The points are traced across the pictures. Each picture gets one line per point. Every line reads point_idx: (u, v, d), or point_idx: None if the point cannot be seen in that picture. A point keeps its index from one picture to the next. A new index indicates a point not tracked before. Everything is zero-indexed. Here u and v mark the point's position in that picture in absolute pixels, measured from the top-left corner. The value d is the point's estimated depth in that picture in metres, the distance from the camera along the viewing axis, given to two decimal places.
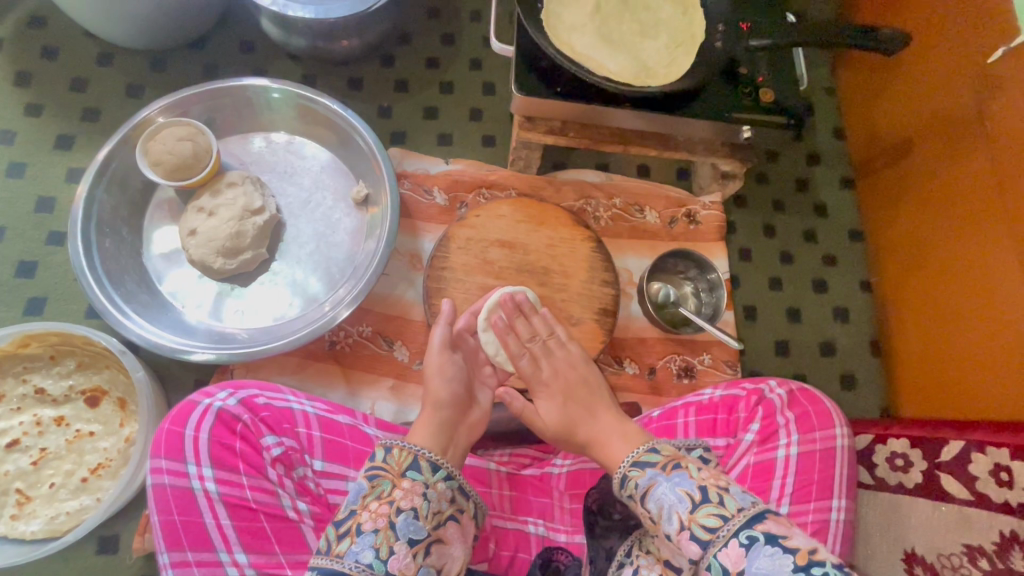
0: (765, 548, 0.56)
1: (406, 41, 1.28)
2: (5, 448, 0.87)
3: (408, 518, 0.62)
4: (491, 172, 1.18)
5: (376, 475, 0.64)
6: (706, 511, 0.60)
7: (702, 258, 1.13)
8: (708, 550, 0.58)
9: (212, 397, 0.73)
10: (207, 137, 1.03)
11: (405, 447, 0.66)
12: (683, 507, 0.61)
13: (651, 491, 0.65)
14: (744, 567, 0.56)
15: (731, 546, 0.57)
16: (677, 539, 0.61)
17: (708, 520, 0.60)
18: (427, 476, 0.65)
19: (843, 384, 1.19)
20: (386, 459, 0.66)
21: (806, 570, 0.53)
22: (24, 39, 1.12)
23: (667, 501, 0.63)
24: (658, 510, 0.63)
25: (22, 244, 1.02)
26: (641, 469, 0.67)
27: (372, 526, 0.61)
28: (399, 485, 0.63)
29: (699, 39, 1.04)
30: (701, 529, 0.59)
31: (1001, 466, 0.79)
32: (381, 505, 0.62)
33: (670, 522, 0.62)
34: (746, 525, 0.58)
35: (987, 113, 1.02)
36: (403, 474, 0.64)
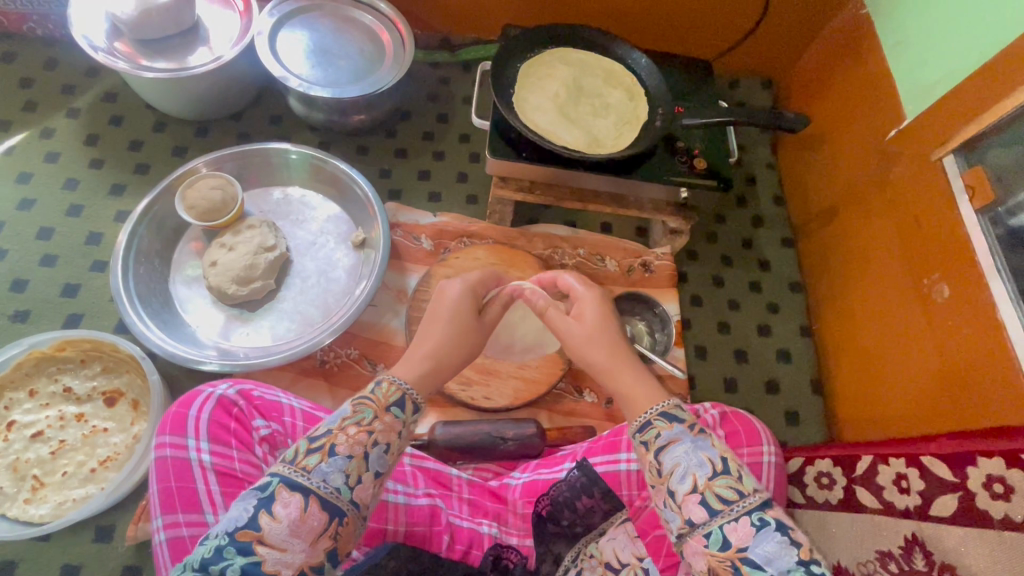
0: (774, 534, 0.65)
1: (407, 118, 1.54)
2: (30, 438, 1.00)
3: (382, 451, 0.73)
4: (471, 224, 1.38)
5: (362, 404, 0.75)
6: (723, 483, 0.69)
7: (649, 297, 1.31)
8: (716, 518, 0.68)
9: (215, 387, 0.87)
10: (235, 187, 1.25)
11: (394, 384, 0.77)
12: (703, 473, 0.70)
13: (672, 447, 0.73)
14: (748, 544, 0.65)
15: (742, 523, 0.67)
16: (686, 500, 0.70)
17: (724, 492, 0.69)
18: (406, 414, 0.77)
19: (787, 420, 1.29)
20: (375, 392, 0.77)
21: (806, 565, 0.63)
22: (97, 110, 1.39)
23: (688, 462, 0.72)
24: (673, 466, 0.72)
25: (70, 269, 1.21)
26: (672, 423, 0.76)
27: (347, 452, 0.71)
28: (382, 418, 0.74)
29: (643, 119, 1.28)
30: (714, 498, 0.69)
31: (902, 475, 0.89)
32: (359, 432, 0.72)
33: (682, 482, 0.71)
34: (760, 509, 0.67)
35: (887, 183, 1.21)
36: (387, 408, 0.75)
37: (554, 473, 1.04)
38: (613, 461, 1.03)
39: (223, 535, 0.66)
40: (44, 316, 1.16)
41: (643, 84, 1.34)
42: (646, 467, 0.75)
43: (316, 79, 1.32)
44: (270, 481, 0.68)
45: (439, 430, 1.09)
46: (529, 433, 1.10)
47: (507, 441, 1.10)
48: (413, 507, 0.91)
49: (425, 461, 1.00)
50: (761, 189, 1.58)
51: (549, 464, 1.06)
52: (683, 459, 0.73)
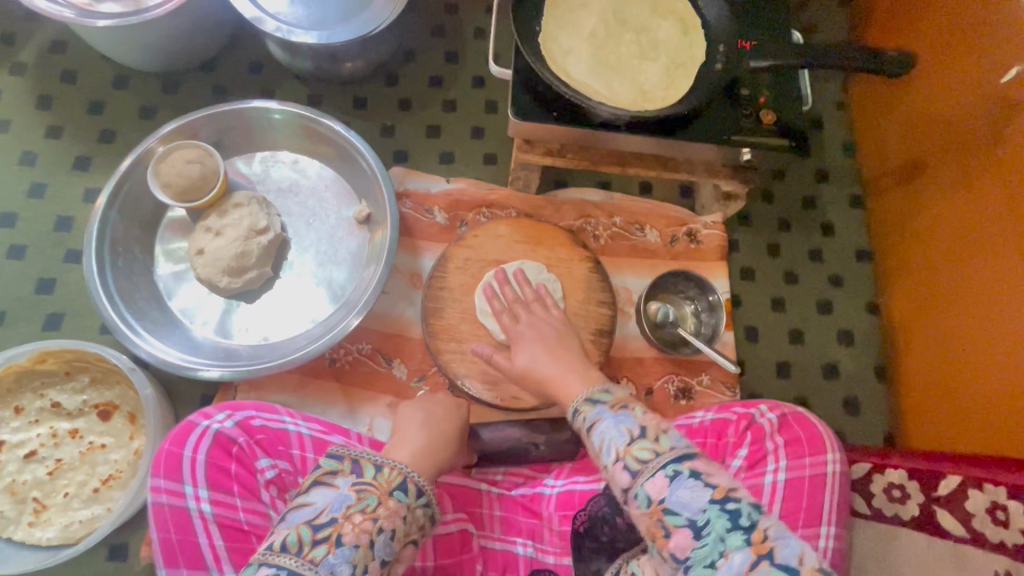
0: (688, 481, 0.58)
1: (410, 59, 1.30)
2: (24, 459, 0.92)
3: (387, 539, 0.63)
4: (491, 192, 1.19)
5: (363, 489, 0.65)
6: (641, 445, 0.61)
7: (697, 275, 1.13)
8: (638, 480, 0.60)
9: (210, 420, 0.77)
10: (215, 159, 1.07)
11: (397, 466, 0.67)
12: (621, 441, 0.62)
13: (596, 425, 0.65)
14: (665, 495, 0.58)
15: (658, 476, 0.59)
16: (610, 469, 0.62)
17: (641, 454, 0.61)
18: (411, 499, 0.66)
19: (844, 407, 1.18)
20: (376, 475, 0.67)
21: (722, 503, 0.56)
22: (45, 63, 1.18)
23: (609, 434, 0.63)
24: (599, 443, 0.64)
25: (42, 262, 1.07)
26: (593, 404, 0.68)
27: (353, 541, 0.61)
28: (385, 503, 0.64)
29: (699, 60, 1.04)
30: (633, 461, 0.61)
31: (998, 505, 0.78)
32: (364, 521, 0.62)
33: (607, 454, 0.63)
34: (675, 460, 0.59)
35: (1001, 136, 0.98)
36: (390, 493, 0.65)
37: (591, 483, 0.94)
38: None
39: None
40: (21, 317, 1.04)
41: (699, 12, 1.08)
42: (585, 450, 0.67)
43: (297, 20, 1.08)
44: None
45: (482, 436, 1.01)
46: (562, 439, 1.03)
47: (538, 446, 1.03)
48: (441, 536, 0.85)
49: (454, 478, 0.92)
50: (826, 136, 1.35)
51: (585, 471, 0.97)
52: (606, 432, 0.64)
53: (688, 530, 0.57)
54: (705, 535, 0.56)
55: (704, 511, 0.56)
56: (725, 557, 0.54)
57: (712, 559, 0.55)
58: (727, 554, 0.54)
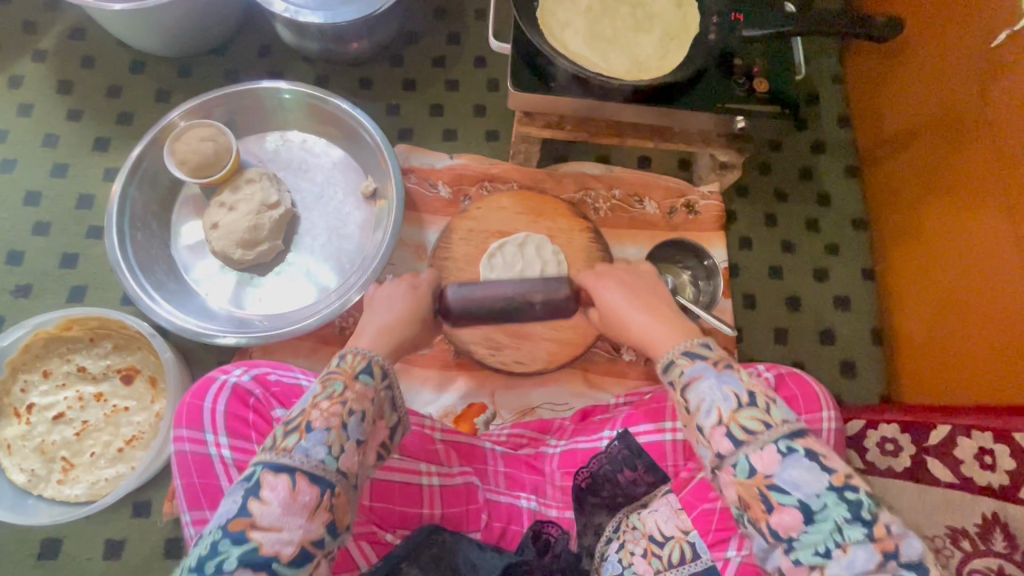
0: (803, 461, 0.55)
1: (414, 41, 1.33)
2: (52, 420, 0.97)
3: (360, 420, 0.61)
4: (493, 166, 1.23)
5: (329, 377, 0.63)
6: (749, 413, 0.59)
7: (697, 245, 1.16)
8: (741, 450, 0.57)
9: (228, 374, 0.82)
10: (227, 136, 1.11)
11: (359, 353, 0.66)
12: (726, 405, 0.60)
13: (694, 384, 0.64)
14: (774, 471, 0.55)
15: (767, 450, 0.57)
16: (710, 433, 0.60)
17: (748, 423, 0.58)
18: (378, 381, 0.65)
19: (842, 372, 1.20)
20: (341, 364, 0.65)
21: (839, 491, 0.53)
22: (65, 50, 1.23)
23: (711, 396, 0.61)
24: (697, 402, 0.62)
25: (66, 238, 1.12)
26: (691, 359, 0.66)
27: (324, 425, 0.59)
28: (351, 387, 0.62)
29: (692, 32, 1.07)
30: (738, 429, 0.58)
31: (986, 450, 0.81)
32: (332, 405, 0.60)
33: (707, 416, 0.61)
34: (789, 436, 0.57)
35: (990, 96, 1.00)
36: (356, 376, 0.64)
37: (593, 442, 0.97)
38: (657, 431, 0.94)
39: (214, 532, 0.54)
40: (47, 290, 1.09)
41: None
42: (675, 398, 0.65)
43: (304, 2, 1.12)
44: (253, 474, 0.56)
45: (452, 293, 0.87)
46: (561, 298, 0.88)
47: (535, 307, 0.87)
48: (447, 488, 0.87)
49: (459, 436, 0.95)
50: (823, 109, 1.37)
51: (587, 431, 1.00)
52: (706, 393, 0.62)
53: (798, 512, 0.54)
54: (820, 521, 0.53)
55: (820, 496, 0.53)
56: (842, 547, 0.52)
57: (825, 547, 0.52)
58: (846, 547, 0.52)
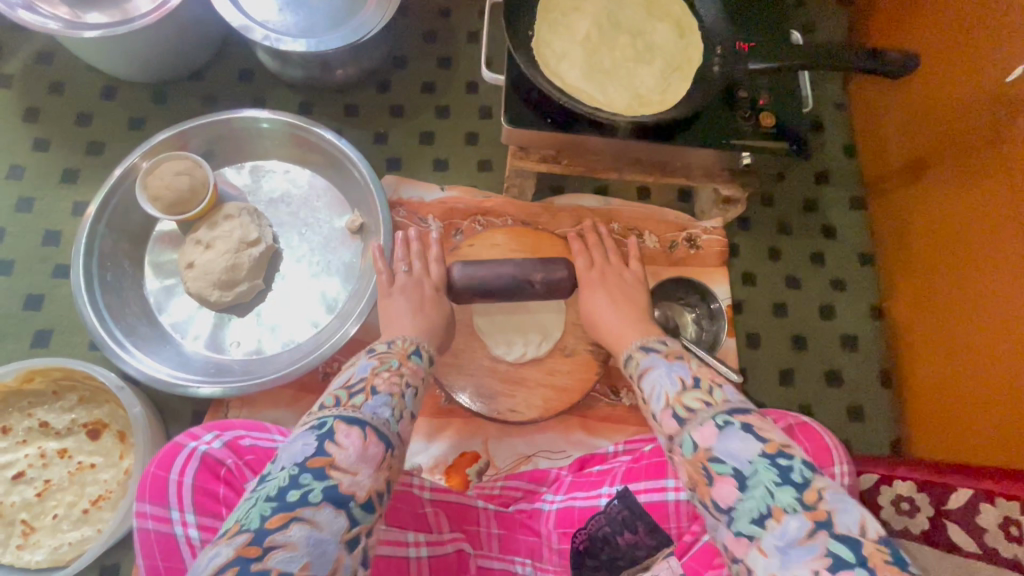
0: (739, 433, 0.57)
1: (403, 65, 1.28)
2: (11, 480, 0.91)
3: (411, 393, 0.67)
4: (486, 199, 1.17)
5: (383, 356, 0.71)
6: (692, 395, 0.63)
7: (703, 284, 1.14)
8: (685, 428, 0.60)
9: (198, 440, 0.75)
10: (203, 170, 1.05)
11: (406, 341, 0.76)
12: (672, 389, 0.65)
13: (648, 374, 0.70)
14: (714, 444, 0.57)
15: (706, 425, 0.59)
16: (660, 414, 0.64)
17: (691, 403, 0.62)
18: (425, 364, 0.75)
19: (850, 415, 1.16)
20: (390, 348, 0.74)
21: (773, 458, 0.55)
22: (32, 75, 1.16)
23: (662, 384, 0.67)
24: (650, 391, 0.68)
25: (30, 277, 1.06)
26: (647, 355, 0.75)
27: (387, 390, 0.65)
28: (405, 364, 0.71)
29: (696, 64, 1.02)
30: (682, 409, 0.62)
31: (1012, 520, 0.77)
32: (391, 375, 0.67)
33: (657, 402, 0.66)
34: (726, 412, 0.59)
35: (1002, 135, 0.96)
36: (408, 356, 0.73)
37: (591, 499, 0.89)
38: (658, 489, 0.85)
39: (290, 468, 0.54)
40: (9, 335, 1.02)
41: (695, 14, 1.06)
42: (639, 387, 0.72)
43: (286, 29, 1.06)
44: (326, 422, 0.58)
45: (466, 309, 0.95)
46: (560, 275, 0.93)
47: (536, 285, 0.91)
48: (437, 557, 0.81)
49: (449, 495, 0.89)
50: (827, 137, 1.32)
51: (585, 486, 0.91)
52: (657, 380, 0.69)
53: (733, 480, 0.55)
54: (752, 487, 0.54)
55: (752, 463, 0.55)
56: (774, 517, 0.52)
57: (759, 514, 0.52)
58: (778, 515, 0.52)
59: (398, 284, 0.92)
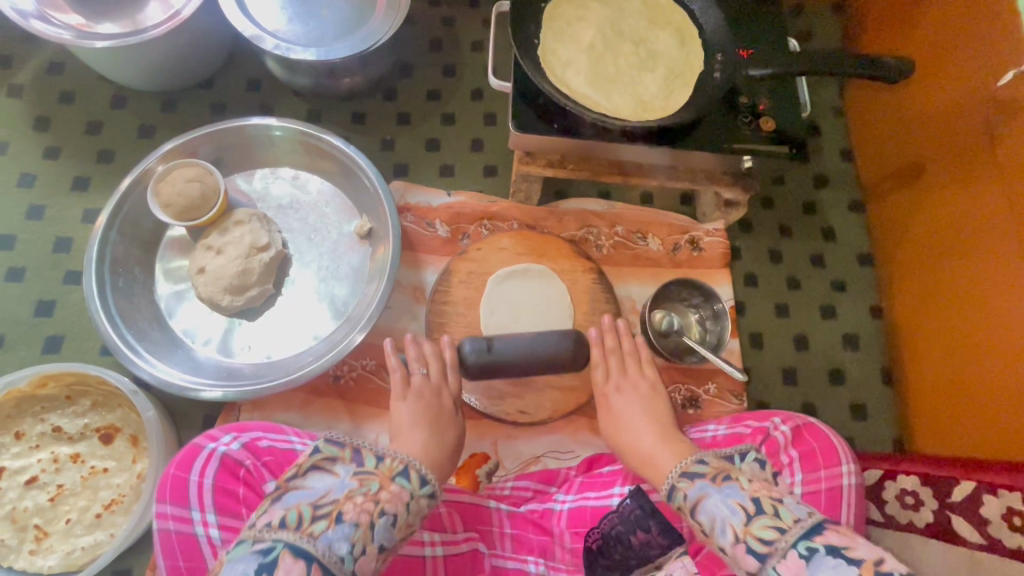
0: (828, 559, 0.55)
1: (408, 74, 1.30)
2: (24, 485, 0.91)
3: (388, 523, 0.61)
4: (492, 204, 1.19)
5: (365, 477, 0.64)
6: (761, 523, 0.60)
7: (703, 284, 1.12)
8: (713, 513, 0.64)
9: (216, 441, 0.77)
10: (215, 177, 1.07)
11: (398, 456, 0.67)
12: (737, 521, 0.62)
13: (700, 504, 0.66)
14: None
15: (790, 558, 0.57)
16: (689, 507, 0.67)
17: (763, 534, 0.60)
18: (414, 486, 0.65)
19: (852, 413, 1.18)
20: (378, 464, 0.66)
21: None
22: (42, 84, 1.17)
23: (721, 514, 0.63)
24: (709, 523, 0.64)
25: (41, 284, 1.06)
26: (690, 481, 0.69)
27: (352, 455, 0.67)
28: (387, 488, 0.64)
29: (697, 69, 1.05)
30: (756, 544, 0.59)
31: (1015, 510, 0.78)
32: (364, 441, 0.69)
33: (722, 536, 0.62)
34: (805, 538, 0.57)
35: (995, 138, 0.99)
36: (393, 479, 0.65)
37: (603, 499, 0.91)
38: None
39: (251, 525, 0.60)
40: (20, 341, 1.03)
41: (696, 22, 1.09)
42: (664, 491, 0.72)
43: (296, 38, 1.09)
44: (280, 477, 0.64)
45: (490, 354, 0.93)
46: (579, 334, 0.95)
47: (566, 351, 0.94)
48: (451, 557, 0.82)
49: (461, 496, 0.89)
50: (824, 141, 1.36)
51: (597, 486, 0.93)
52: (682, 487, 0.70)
53: (751, 534, 0.60)
54: (772, 531, 0.59)
55: None
56: (800, 553, 0.56)
57: None
58: (800, 553, 0.56)
59: (414, 389, 0.86)
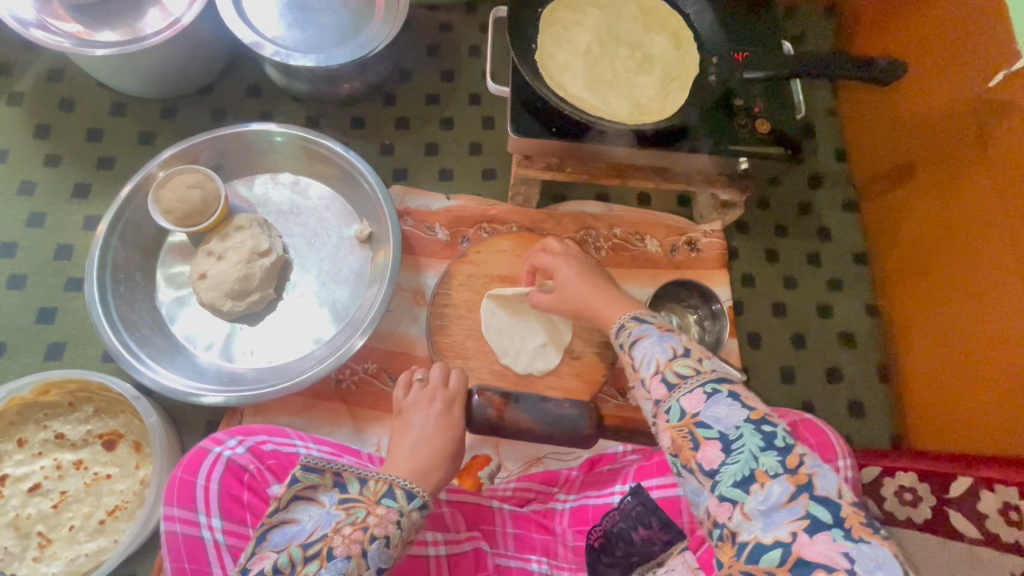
0: (726, 399, 0.58)
1: (407, 79, 1.31)
2: (28, 492, 0.91)
3: (381, 546, 0.62)
4: (491, 207, 1.20)
5: (351, 504, 0.65)
6: (683, 362, 0.64)
7: (704, 287, 1.15)
8: (674, 393, 0.61)
9: (222, 445, 0.78)
10: (215, 183, 1.07)
11: (382, 478, 0.68)
12: (664, 356, 0.66)
13: (640, 342, 0.70)
14: (700, 409, 0.58)
15: (694, 391, 0.60)
16: (649, 382, 0.65)
17: (681, 369, 0.63)
18: (401, 503, 0.66)
19: (850, 411, 1.19)
20: (362, 491, 0.67)
21: (756, 423, 0.56)
22: (42, 92, 1.18)
23: (653, 350, 0.67)
24: (641, 357, 0.68)
25: (42, 291, 1.07)
26: (640, 324, 0.75)
27: (344, 553, 0.61)
28: (374, 512, 0.64)
29: (692, 72, 1.07)
30: (672, 376, 0.63)
31: (1011, 505, 0.82)
32: (353, 531, 0.62)
33: (647, 367, 0.66)
34: (714, 380, 0.60)
35: (988, 137, 1.00)
36: (379, 501, 0.66)
37: (604, 497, 0.91)
38: (670, 486, 0.87)
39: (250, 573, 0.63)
40: (22, 348, 1.03)
41: (691, 26, 1.10)
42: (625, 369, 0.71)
43: (295, 44, 1.09)
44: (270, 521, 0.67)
45: (510, 407, 0.90)
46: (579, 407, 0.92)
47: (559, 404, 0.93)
48: (454, 556, 0.82)
49: (465, 496, 0.91)
50: (819, 142, 1.37)
51: (597, 485, 0.94)
52: (649, 349, 0.68)
53: (717, 443, 0.56)
54: (736, 450, 0.54)
55: (737, 427, 0.56)
56: (759, 481, 0.52)
57: (743, 478, 0.53)
58: (761, 480, 0.52)
59: (411, 400, 0.85)
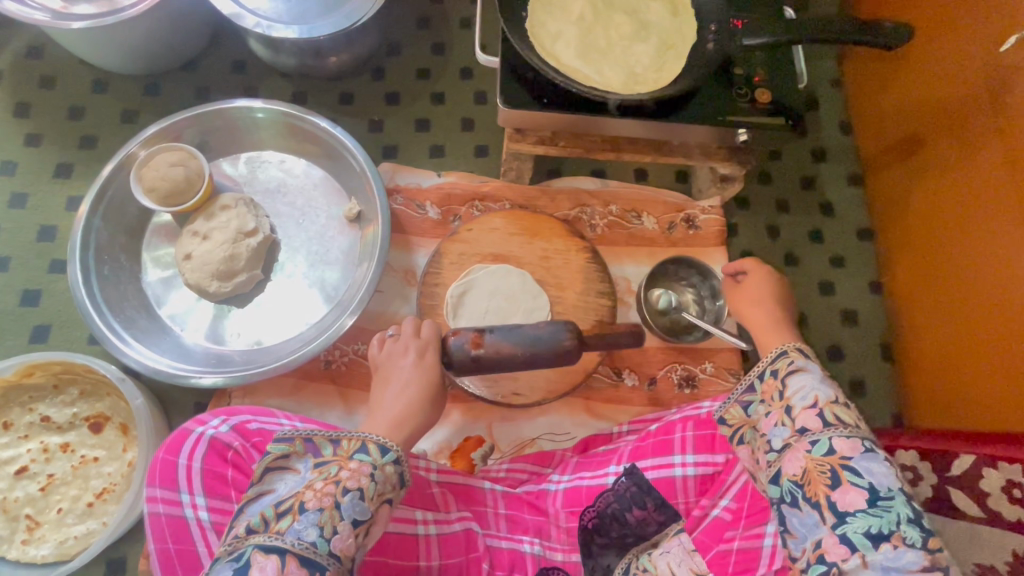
0: (882, 459, 0.58)
1: (396, 53, 1.27)
2: (14, 476, 0.90)
3: (355, 498, 0.61)
4: (483, 184, 1.17)
5: (324, 464, 0.63)
6: (843, 409, 0.62)
7: (704, 264, 1.08)
8: (829, 431, 0.60)
9: (205, 425, 0.76)
10: (198, 160, 1.04)
11: (355, 434, 0.66)
12: (825, 396, 0.63)
13: (798, 374, 0.66)
14: (854, 454, 0.58)
15: (852, 438, 0.59)
16: (799, 413, 0.63)
17: (841, 414, 0.61)
18: (376, 458, 0.64)
19: (851, 390, 1.17)
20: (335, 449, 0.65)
21: (908, 495, 0.56)
22: (22, 69, 1.15)
23: (814, 386, 0.64)
24: (795, 387, 0.65)
25: (25, 272, 1.05)
26: (804, 356, 0.68)
27: (317, 504, 0.59)
28: (346, 467, 0.63)
29: (690, 40, 1.02)
30: (831, 416, 0.61)
31: (1014, 482, 0.76)
32: (326, 485, 0.61)
33: (802, 399, 0.64)
34: (873, 439, 0.60)
35: (999, 102, 0.95)
36: (351, 456, 0.64)
37: (598, 478, 0.89)
38: (665, 466, 0.85)
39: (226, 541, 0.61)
40: (7, 331, 1.02)
41: None
42: (766, 394, 0.68)
43: (277, 15, 1.05)
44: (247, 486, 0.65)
45: (486, 337, 0.77)
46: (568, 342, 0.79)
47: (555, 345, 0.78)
48: (444, 536, 0.81)
49: (456, 477, 0.89)
50: (822, 115, 1.33)
51: (592, 466, 0.92)
52: (807, 384, 0.65)
53: (865, 492, 0.56)
54: (884, 506, 0.55)
55: (890, 488, 0.56)
56: (893, 539, 0.53)
57: (880, 531, 0.54)
58: (895, 541, 0.53)
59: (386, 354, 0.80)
